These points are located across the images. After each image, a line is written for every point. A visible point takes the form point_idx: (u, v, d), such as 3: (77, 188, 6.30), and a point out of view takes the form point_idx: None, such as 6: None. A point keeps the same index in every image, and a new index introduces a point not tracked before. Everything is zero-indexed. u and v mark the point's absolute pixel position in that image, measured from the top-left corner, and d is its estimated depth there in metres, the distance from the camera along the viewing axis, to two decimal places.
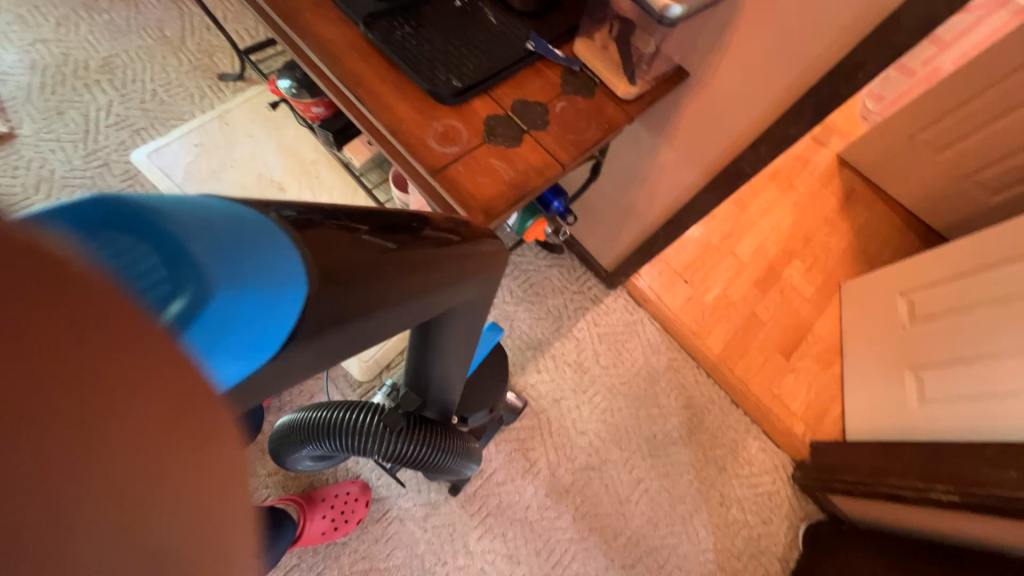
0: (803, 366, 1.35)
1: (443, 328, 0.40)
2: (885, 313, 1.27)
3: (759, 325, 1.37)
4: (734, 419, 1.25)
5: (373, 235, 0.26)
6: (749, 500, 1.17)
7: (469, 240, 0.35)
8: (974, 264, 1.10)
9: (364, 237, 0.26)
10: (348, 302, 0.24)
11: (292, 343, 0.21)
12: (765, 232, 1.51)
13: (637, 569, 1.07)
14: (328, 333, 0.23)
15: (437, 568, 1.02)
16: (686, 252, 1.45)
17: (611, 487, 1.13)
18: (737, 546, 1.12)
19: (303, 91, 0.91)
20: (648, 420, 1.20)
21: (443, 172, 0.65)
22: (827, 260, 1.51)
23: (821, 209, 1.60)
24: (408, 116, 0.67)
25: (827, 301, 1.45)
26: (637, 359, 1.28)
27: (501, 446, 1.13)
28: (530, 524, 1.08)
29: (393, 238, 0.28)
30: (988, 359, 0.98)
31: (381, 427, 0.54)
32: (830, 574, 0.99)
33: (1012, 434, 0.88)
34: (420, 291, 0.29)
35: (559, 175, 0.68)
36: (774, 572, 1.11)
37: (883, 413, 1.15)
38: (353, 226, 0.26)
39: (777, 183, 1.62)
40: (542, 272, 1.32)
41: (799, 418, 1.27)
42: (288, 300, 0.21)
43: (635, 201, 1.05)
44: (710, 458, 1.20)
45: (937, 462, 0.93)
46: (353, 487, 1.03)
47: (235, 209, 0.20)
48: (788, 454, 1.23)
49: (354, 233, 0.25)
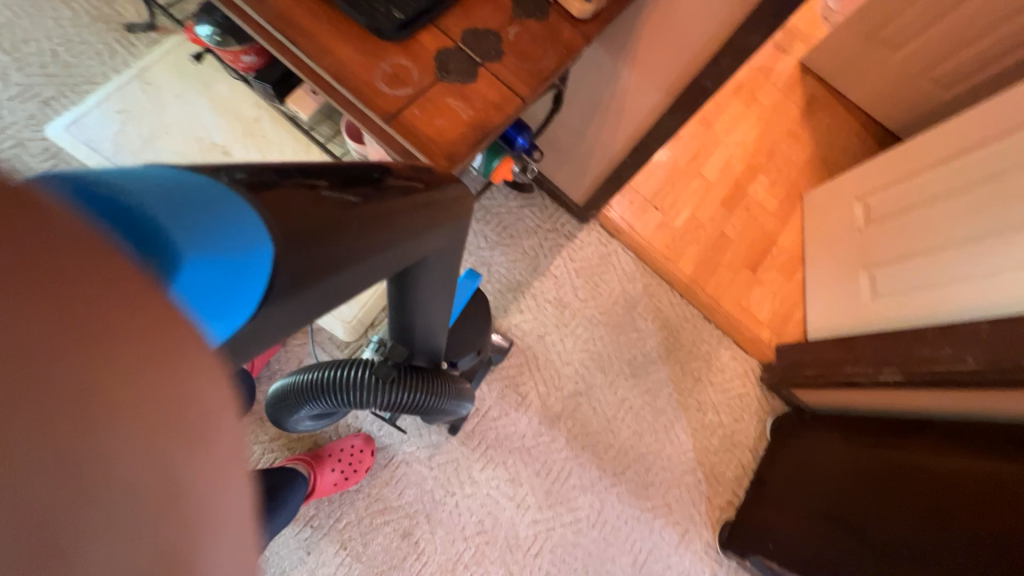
0: (769, 277, 1.42)
1: (421, 279, 0.41)
2: (843, 218, 1.34)
3: (728, 243, 1.42)
4: (707, 333, 1.34)
5: (333, 190, 0.26)
6: (723, 403, 1.28)
7: (433, 186, 0.34)
8: (925, 162, 1.15)
9: (324, 193, 0.25)
10: (320, 255, 0.24)
11: (268, 301, 0.22)
12: (730, 150, 1.52)
13: (627, 475, 1.18)
14: (297, 294, 0.23)
15: (447, 499, 1.11)
16: (655, 178, 1.45)
17: (599, 408, 1.21)
18: (714, 444, 1.24)
19: (227, 37, 0.82)
20: (627, 344, 1.27)
21: (398, 118, 0.62)
22: (790, 172, 1.54)
23: (784, 121, 1.60)
24: (351, 59, 0.62)
25: (789, 212, 1.50)
26: (614, 289, 1.32)
27: (492, 385, 1.19)
28: (527, 450, 1.16)
29: (355, 191, 0.27)
30: (934, 250, 1.06)
31: (374, 379, 0.56)
32: (795, 455, 1.13)
33: (949, 315, 0.98)
34: (392, 242, 0.29)
35: (519, 110, 0.64)
36: (747, 461, 1.25)
37: (840, 311, 1.25)
38: (311, 182, 0.25)
39: (740, 98, 1.60)
40: (513, 213, 1.32)
41: (766, 325, 1.36)
42: (256, 261, 0.21)
43: (600, 131, 1.02)
44: (687, 371, 1.29)
45: (887, 349, 1.03)
46: (356, 440, 1.09)
47: (183, 174, 0.20)
48: (756, 358, 1.33)
49: (313, 190, 0.25)
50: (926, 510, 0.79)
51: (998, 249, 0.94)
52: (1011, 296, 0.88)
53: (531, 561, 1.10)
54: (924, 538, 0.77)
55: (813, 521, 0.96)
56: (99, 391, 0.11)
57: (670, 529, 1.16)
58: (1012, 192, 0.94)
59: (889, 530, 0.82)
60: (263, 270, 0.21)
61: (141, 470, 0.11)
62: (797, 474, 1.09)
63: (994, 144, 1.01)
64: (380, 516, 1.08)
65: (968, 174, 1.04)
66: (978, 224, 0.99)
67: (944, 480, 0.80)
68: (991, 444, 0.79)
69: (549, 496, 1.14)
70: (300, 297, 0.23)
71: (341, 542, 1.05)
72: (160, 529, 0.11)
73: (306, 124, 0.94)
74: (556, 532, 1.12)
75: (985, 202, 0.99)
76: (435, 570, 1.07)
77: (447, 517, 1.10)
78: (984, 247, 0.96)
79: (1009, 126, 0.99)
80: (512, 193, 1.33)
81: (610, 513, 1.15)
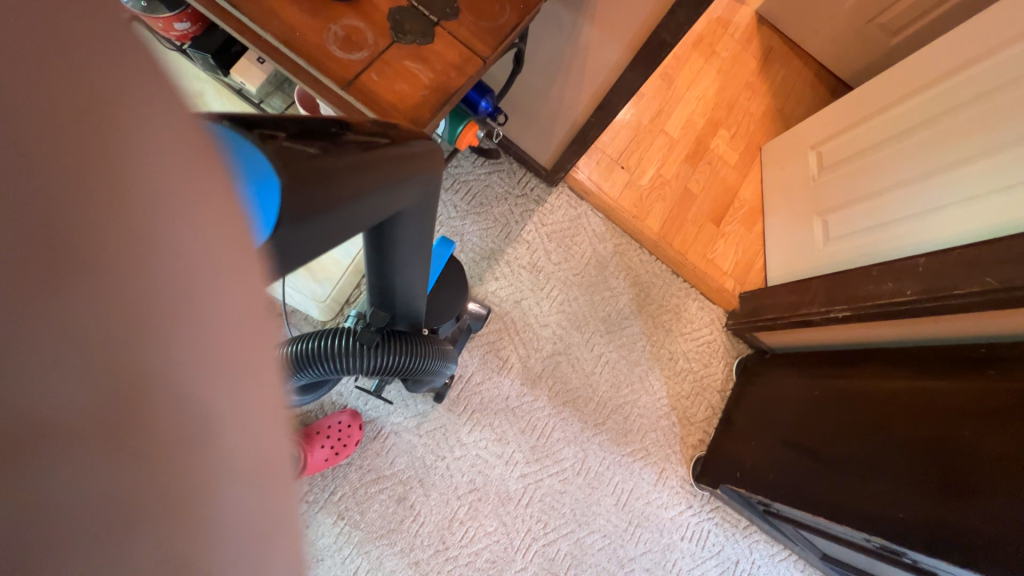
0: (732, 229, 1.48)
1: (397, 241, 0.42)
2: (798, 167, 1.40)
3: (692, 199, 1.47)
4: (676, 286, 1.40)
5: (293, 141, 0.21)
6: (692, 351, 1.36)
7: (400, 142, 0.33)
8: (875, 108, 1.20)
9: (284, 144, 0.20)
10: (320, 197, 0.21)
11: (278, 233, 0.19)
12: (691, 106, 1.55)
13: (607, 425, 1.25)
14: (295, 238, 0.20)
15: (438, 463, 1.15)
16: (620, 137, 1.47)
17: (578, 365, 1.27)
18: (686, 389, 1.32)
19: (156, 3, 0.74)
20: (601, 302, 1.32)
21: (355, 84, 0.60)
22: (749, 125, 1.58)
23: (743, 74, 1.63)
24: (299, 22, 0.60)
25: (749, 165, 1.55)
26: (587, 250, 1.35)
27: (474, 352, 1.22)
28: (512, 410, 1.21)
29: (315, 143, 0.23)
30: (880, 193, 1.13)
31: (358, 345, 0.58)
32: (759, 392, 1.22)
33: (891, 253, 1.07)
34: (375, 191, 0.27)
35: (480, 70, 0.63)
36: (716, 402, 1.34)
37: (797, 256, 1.33)
38: (269, 131, 0.20)
39: (700, 52, 1.61)
40: (481, 180, 1.32)
41: (730, 275, 1.43)
42: (268, 194, 0.19)
43: (564, 90, 1.02)
44: (659, 323, 1.35)
45: (838, 288, 1.11)
46: (344, 416, 1.11)
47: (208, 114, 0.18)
48: (722, 307, 1.41)
49: (275, 140, 0.20)
50: (870, 428, 0.89)
51: (935, 189, 1.01)
52: (945, 231, 0.96)
53: (522, 511, 1.16)
54: (869, 451, 0.86)
55: (774, 448, 1.06)
56: (132, 263, 0.13)
57: (648, 469, 1.24)
58: (947, 133, 1.00)
59: (841, 449, 0.92)
60: (274, 202, 0.19)
61: (160, 346, 0.14)
62: (759, 408, 1.19)
63: (933, 89, 1.06)
64: (375, 485, 1.11)
65: (913, 118, 1.09)
66: (918, 165, 1.06)
67: (886, 400, 0.90)
68: (926, 365, 0.88)
69: (535, 450, 1.20)
70: (297, 243, 0.21)
71: (339, 513, 1.09)
72: (143, 422, 0.13)
73: (255, 97, 0.89)
74: (544, 483, 1.18)
75: (925, 144, 1.05)
76: (432, 529, 1.12)
77: (440, 480, 1.14)
78: (922, 188, 1.04)
79: (946, 70, 1.04)
80: (479, 159, 1.33)
81: (593, 461, 1.22)
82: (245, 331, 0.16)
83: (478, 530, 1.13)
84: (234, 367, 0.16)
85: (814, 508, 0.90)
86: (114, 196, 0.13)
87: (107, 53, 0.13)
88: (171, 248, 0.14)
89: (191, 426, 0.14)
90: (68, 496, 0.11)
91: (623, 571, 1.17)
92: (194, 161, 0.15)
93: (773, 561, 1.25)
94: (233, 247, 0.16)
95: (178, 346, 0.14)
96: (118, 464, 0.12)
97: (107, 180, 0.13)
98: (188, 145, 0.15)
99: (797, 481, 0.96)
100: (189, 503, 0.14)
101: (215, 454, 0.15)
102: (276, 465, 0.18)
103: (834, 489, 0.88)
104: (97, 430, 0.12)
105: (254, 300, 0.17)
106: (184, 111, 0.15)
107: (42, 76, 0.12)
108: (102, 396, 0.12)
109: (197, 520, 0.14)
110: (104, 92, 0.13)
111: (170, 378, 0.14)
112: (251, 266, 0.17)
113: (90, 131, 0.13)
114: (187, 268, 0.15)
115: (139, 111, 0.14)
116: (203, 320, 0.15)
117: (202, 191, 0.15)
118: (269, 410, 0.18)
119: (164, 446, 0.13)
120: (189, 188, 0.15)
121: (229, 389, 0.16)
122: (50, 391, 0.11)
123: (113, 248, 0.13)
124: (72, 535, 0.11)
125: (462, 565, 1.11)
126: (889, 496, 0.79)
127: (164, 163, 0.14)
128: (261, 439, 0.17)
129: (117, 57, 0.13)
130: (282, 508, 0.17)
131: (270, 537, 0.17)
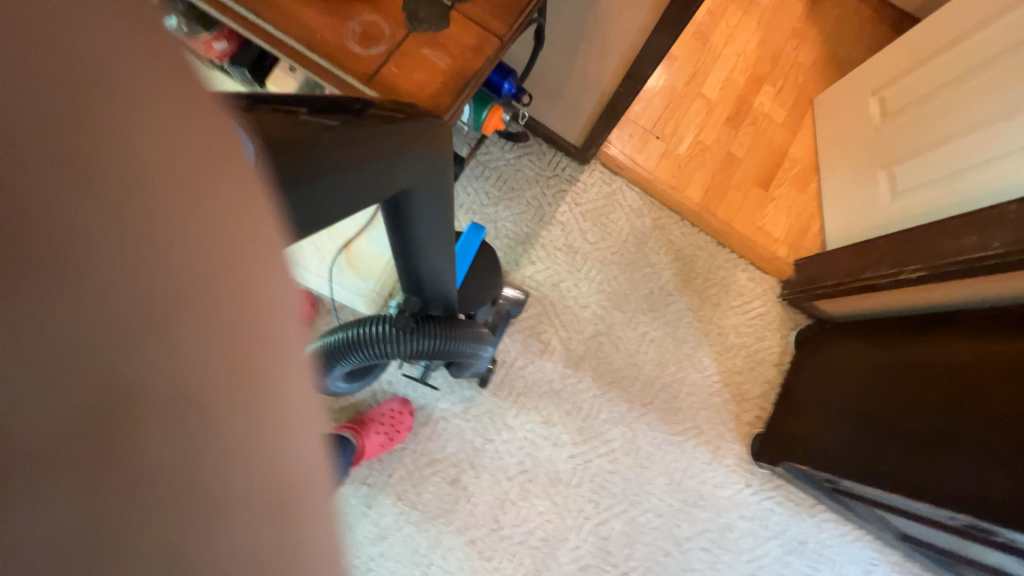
0: (782, 192, 1.37)
1: (416, 220, 0.43)
2: (856, 117, 1.27)
3: (736, 163, 1.38)
4: (723, 258, 1.32)
5: (311, 115, 0.26)
6: (744, 324, 1.29)
7: (414, 115, 0.33)
8: (949, 40, 1.06)
9: (302, 118, 0.26)
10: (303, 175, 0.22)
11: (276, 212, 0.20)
12: (731, 62, 1.44)
13: (655, 404, 1.22)
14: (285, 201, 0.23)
15: (487, 446, 1.18)
16: (653, 105, 1.40)
17: (621, 345, 1.25)
18: (738, 364, 1.26)
19: (198, 26, 0.81)
20: (641, 280, 1.28)
21: (375, 78, 0.61)
22: (797, 77, 1.45)
23: (788, 20, 1.49)
24: (318, 23, 0.61)
25: (800, 121, 1.43)
26: (624, 228, 1.31)
27: (515, 337, 1.23)
28: (557, 393, 1.21)
29: (333, 116, 0.27)
30: (954, 137, 1.00)
31: (396, 330, 0.61)
32: (821, 364, 1.14)
33: (973, 202, 0.95)
34: (372, 162, 0.29)
35: (498, 50, 0.62)
36: (772, 376, 1.26)
37: (859, 215, 1.22)
38: (291, 108, 0.26)
39: (737, 3, 1.49)
40: (510, 164, 1.31)
41: (783, 241, 1.33)
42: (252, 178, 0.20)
43: (588, 61, 0.99)
44: (705, 297, 1.29)
45: (910, 246, 1.00)
46: (395, 404, 1.16)
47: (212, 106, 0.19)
48: (774, 277, 1.32)
49: (289, 115, 0.25)
50: (952, 398, 0.81)
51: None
52: None
53: (573, 491, 1.17)
54: (953, 421, 0.78)
55: (840, 424, 0.99)
56: (124, 266, 0.13)
57: (701, 448, 1.21)
58: None
59: (918, 422, 0.84)
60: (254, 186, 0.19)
61: (162, 351, 0.13)
62: (821, 382, 1.11)
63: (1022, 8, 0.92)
64: (428, 467, 1.16)
65: (996, 46, 0.95)
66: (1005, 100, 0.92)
67: (970, 366, 0.81)
68: (1018, 326, 0.78)
69: (583, 432, 1.19)
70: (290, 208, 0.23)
71: (397, 494, 1.15)
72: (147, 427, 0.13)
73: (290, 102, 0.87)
74: (593, 463, 1.18)
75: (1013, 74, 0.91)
76: (485, 509, 1.15)
77: (490, 462, 1.17)
78: (1008, 126, 0.90)
79: None
80: (507, 144, 1.32)
81: (642, 441, 1.20)
82: (265, 338, 0.16)
83: (530, 510, 1.15)
84: (257, 372, 0.15)
85: (887, 483, 0.84)
86: (100, 212, 0.13)
87: (103, 70, 0.14)
88: (167, 253, 0.14)
89: (197, 437, 0.14)
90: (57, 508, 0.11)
91: (680, 549, 1.16)
92: (187, 170, 0.15)
93: (844, 542, 1.18)
94: (248, 245, 0.16)
95: (180, 353, 0.14)
96: (109, 472, 0.12)
97: (90, 195, 0.13)
98: (179, 141, 0.15)
99: (869, 458, 0.89)
100: (197, 518, 0.13)
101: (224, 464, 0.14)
102: (307, 483, 0.16)
103: (912, 465, 0.81)
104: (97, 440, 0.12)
105: (276, 304, 0.16)
106: (178, 116, 0.15)
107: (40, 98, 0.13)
108: (94, 401, 0.12)
109: (205, 532, 0.14)
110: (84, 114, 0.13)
111: (177, 386, 0.13)
112: (269, 266, 0.17)
113: (76, 152, 0.13)
114: (189, 274, 0.14)
115: (121, 132, 0.14)
116: (213, 324, 0.14)
117: (205, 198, 0.15)
118: (309, 417, 0.17)
119: (168, 452, 0.13)
120: (180, 199, 0.15)
121: (243, 396, 0.15)
122: (41, 403, 0.11)
123: (110, 268, 0.13)
124: (62, 551, 0.11)
125: (517, 542, 1.14)
126: (979, 471, 0.71)
127: (150, 176, 0.14)
128: (291, 446, 0.16)
129: (114, 73, 0.14)
130: (317, 515, 0.17)
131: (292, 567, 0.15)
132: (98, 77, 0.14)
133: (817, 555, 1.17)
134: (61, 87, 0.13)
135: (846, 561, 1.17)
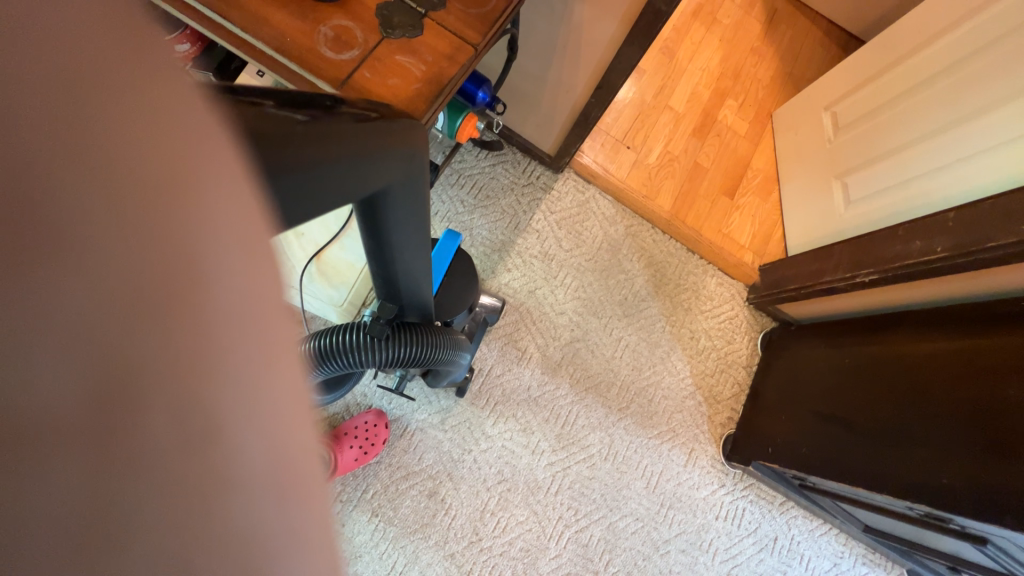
0: (747, 201, 1.43)
1: (389, 223, 0.42)
2: (812, 130, 1.35)
3: (703, 172, 1.43)
4: (693, 264, 1.36)
5: (280, 108, 0.22)
6: (714, 328, 1.33)
7: (390, 117, 0.33)
8: (890, 61, 1.15)
9: (271, 111, 0.21)
10: (280, 173, 0.22)
11: (260, 205, 0.19)
12: (695, 77, 1.51)
13: (631, 409, 1.24)
14: (272, 195, 0.22)
15: (465, 457, 1.16)
16: (624, 117, 1.44)
17: (597, 351, 1.25)
18: (710, 367, 1.29)
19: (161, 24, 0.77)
20: (616, 286, 1.31)
21: (348, 83, 0.60)
22: (757, 92, 1.53)
23: (747, 40, 1.58)
24: (289, 27, 0.60)
25: (760, 134, 1.50)
26: (598, 234, 1.33)
27: (492, 345, 1.22)
28: (534, 401, 1.21)
29: (304, 111, 0.24)
30: (903, 147, 1.07)
31: (370, 338, 0.59)
32: (786, 364, 1.19)
33: (917, 210, 1.02)
34: (355, 166, 0.28)
35: (472, 58, 0.63)
36: (741, 378, 1.30)
37: (816, 222, 1.28)
38: (256, 98, 0.21)
39: (700, 21, 1.57)
40: (485, 173, 1.32)
41: (748, 248, 1.39)
42: None
43: (561, 72, 1.01)
44: (677, 302, 1.33)
45: (864, 252, 1.06)
46: (370, 416, 1.13)
47: None
48: (741, 282, 1.37)
49: (257, 107, 0.21)
50: (905, 394, 0.85)
51: (960, 139, 0.95)
52: (977, 180, 0.90)
53: (552, 499, 1.16)
54: (907, 415, 0.83)
55: (806, 422, 1.03)
56: (121, 258, 0.13)
57: (677, 450, 1.22)
58: (970, 79, 0.95)
59: (876, 417, 0.88)
60: None
61: (152, 343, 0.14)
62: (787, 382, 1.15)
63: (951, 34, 1.01)
64: (405, 481, 1.13)
65: (931, 68, 1.04)
66: (942, 115, 1.00)
67: (920, 363, 0.86)
68: (961, 323, 0.84)
69: (562, 438, 1.19)
70: (275, 200, 0.22)
71: (372, 510, 1.11)
72: (136, 418, 0.13)
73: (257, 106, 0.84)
74: (572, 470, 1.18)
75: (948, 93, 0.99)
76: (465, 521, 1.13)
77: (468, 472, 1.15)
78: (951, 137, 0.97)
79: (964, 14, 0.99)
80: (482, 152, 1.33)
81: (619, 446, 1.21)
82: (239, 335, 0.16)
83: (509, 520, 1.13)
84: (232, 368, 0.16)
85: (853, 478, 0.87)
86: (112, 205, 0.13)
87: (97, 59, 0.14)
88: (157, 244, 0.14)
89: (194, 426, 0.15)
90: (62, 493, 0.11)
91: (660, 553, 1.16)
92: (196, 169, 0.16)
93: (813, 536, 1.22)
94: (248, 251, 0.17)
95: (182, 345, 0.15)
96: (111, 458, 0.12)
97: (94, 186, 0.13)
98: (173, 138, 0.15)
99: (835, 454, 0.93)
100: (179, 510, 0.14)
101: (202, 454, 0.15)
102: (278, 478, 0.17)
103: (873, 459, 0.85)
104: (98, 427, 0.12)
105: (255, 299, 0.17)
106: (184, 123, 0.16)
107: (44, 82, 0.12)
108: (97, 389, 0.12)
109: (196, 522, 0.14)
110: (89, 107, 0.13)
111: (167, 375, 0.14)
112: (261, 276, 0.18)
113: (83, 132, 0.13)
114: (194, 270, 0.15)
115: (123, 129, 0.14)
116: (198, 320, 0.15)
117: (211, 199, 0.16)
118: (282, 411, 0.18)
119: (155, 442, 0.13)
120: (188, 195, 0.15)
121: (238, 388, 0.16)
122: (51, 392, 0.11)
123: (111, 257, 0.13)
124: (66, 541, 0.11)
125: (497, 555, 1.11)
126: (931, 461, 0.76)
127: (162, 172, 0.15)
128: (271, 440, 0.17)
129: (105, 65, 0.14)
130: (296, 507, 0.18)
131: (265, 560, 0.16)
132: (96, 67, 0.14)
133: (789, 551, 1.20)
134: (64, 72, 0.13)
135: (816, 556, 1.21)
